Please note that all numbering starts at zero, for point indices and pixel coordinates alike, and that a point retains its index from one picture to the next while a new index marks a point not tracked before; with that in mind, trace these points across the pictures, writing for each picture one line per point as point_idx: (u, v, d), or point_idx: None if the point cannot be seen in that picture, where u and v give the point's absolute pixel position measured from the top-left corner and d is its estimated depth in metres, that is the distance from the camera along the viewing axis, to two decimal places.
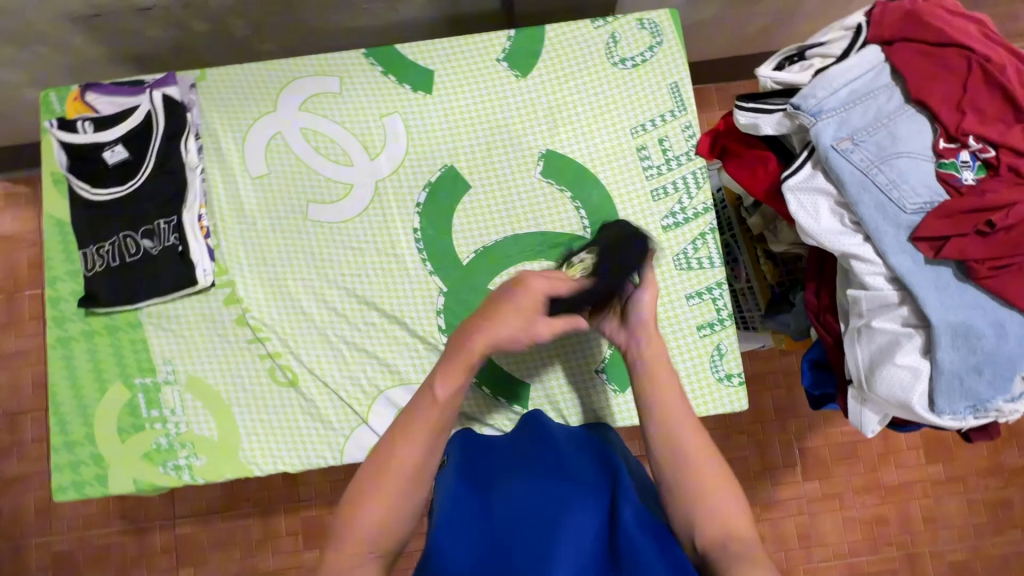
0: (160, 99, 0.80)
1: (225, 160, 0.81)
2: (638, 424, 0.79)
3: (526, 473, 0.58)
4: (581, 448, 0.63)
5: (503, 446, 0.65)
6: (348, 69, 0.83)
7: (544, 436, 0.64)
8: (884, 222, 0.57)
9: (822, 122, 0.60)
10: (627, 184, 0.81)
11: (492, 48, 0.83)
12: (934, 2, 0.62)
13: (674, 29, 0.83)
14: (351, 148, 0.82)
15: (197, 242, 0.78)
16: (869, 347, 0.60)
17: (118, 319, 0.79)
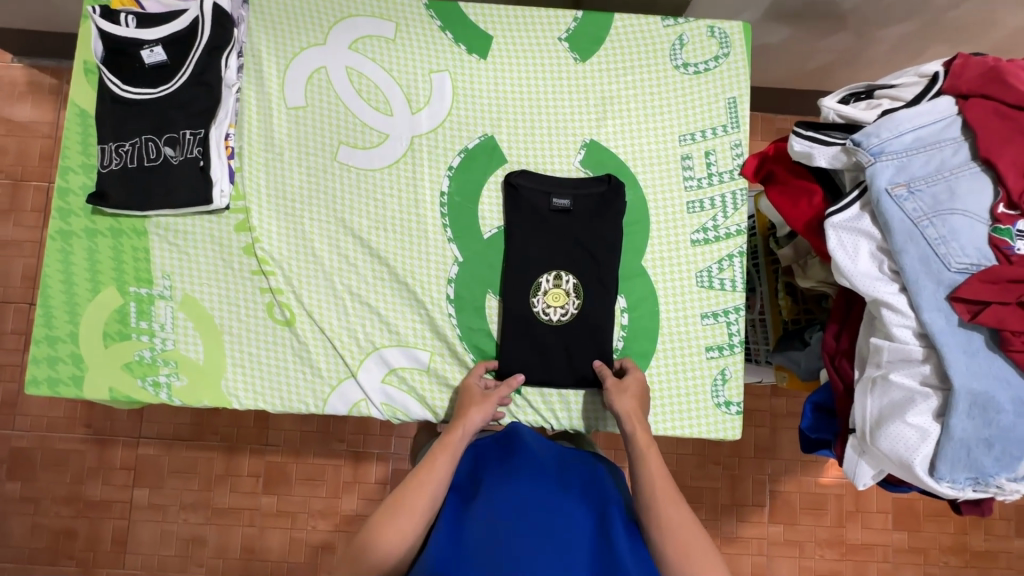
0: (209, 7, 0.75)
1: (264, 84, 0.79)
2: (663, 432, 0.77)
3: (519, 486, 0.65)
4: (564, 467, 0.68)
5: (493, 458, 0.70)
6: (405, 17, 0.80)
7: (529, 452, 0.69)
8: (925, 276, 0.56)
9: (880, 163, 0.58)
10: (664, 191, 0.79)
11: (555, 26, 0.81)
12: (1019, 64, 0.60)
13: (743, 43, 0.81)
14: (393, 97, 0.80)
15: (218, 160, 0.76)
16: (880, 400, 0.58)
17: (124, 224, 0.76)
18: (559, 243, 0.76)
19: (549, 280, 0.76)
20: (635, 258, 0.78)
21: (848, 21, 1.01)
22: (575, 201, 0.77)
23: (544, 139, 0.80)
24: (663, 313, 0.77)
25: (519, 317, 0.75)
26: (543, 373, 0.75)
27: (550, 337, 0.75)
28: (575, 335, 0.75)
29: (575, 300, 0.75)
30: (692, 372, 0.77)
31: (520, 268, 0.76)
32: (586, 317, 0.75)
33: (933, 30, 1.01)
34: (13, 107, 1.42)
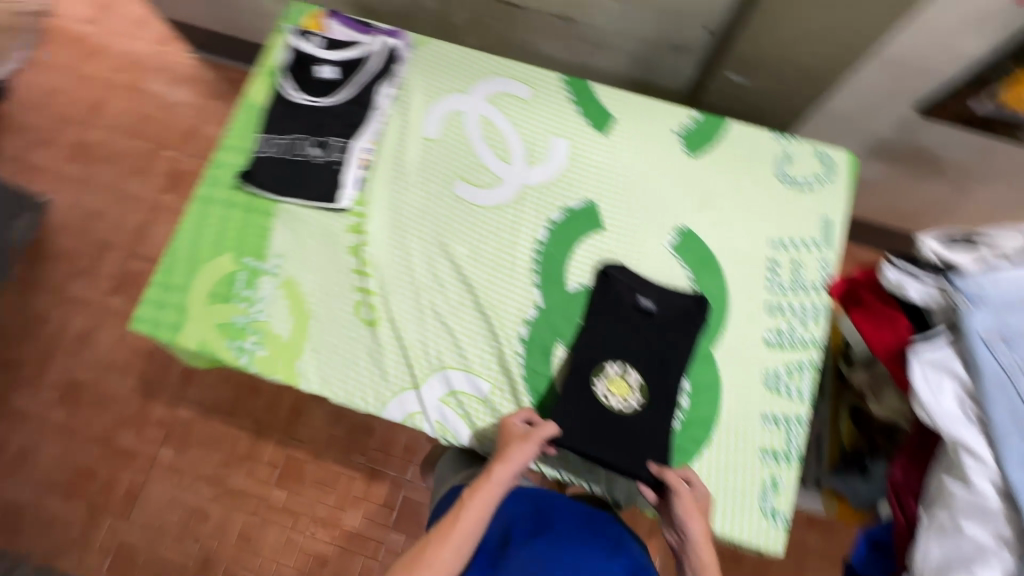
0: (384, 47, 0.89)
1: (407, 114, 0.89)
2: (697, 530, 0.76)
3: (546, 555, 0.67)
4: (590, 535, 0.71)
5: (521, 520, 0.72)
6: (542, 85, 0.90)
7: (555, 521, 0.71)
8: (1013, 430, 0.55)
9: (978, 310, 0.60)
10: (747, 288, 0.82)
11: (673, 120, 0.88)
12: None
13: (847, 171, 0.85)
14: (515, 149, 0.88)
15: (352, 167, 0.85)
16: (948, 548, 0.56)
17: (257, 202, 0.85)
18: (634, 337, 0.79)
19: (615, 369, 0.77)
20: (706, 346, 0.80)
21: (942, 174, 1.05)
22: (659, 304, 0.80)
23: (642, 215, 0.85)
24: (724, 404, 0.78)
25: (582, 378, 0.77)
26: (599, 451, 0.73)
27: (609, 423, 0.74)
28: (642, 429, 0.74)
29: (637, 398, 0.76)
30: (743, 470, 0.76)
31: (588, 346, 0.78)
32: (656, 404, 0.76)
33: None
34: (178, 91, 1.68)
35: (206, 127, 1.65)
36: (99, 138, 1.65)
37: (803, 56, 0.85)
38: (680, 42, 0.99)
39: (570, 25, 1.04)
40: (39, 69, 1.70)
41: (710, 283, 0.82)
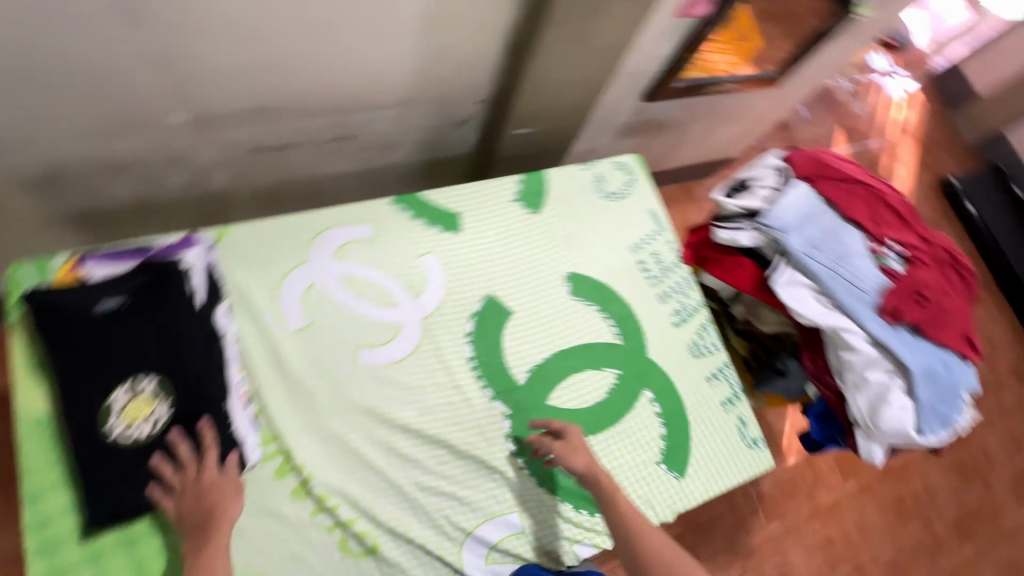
0: (202, 278, 0.73)
1: (259, 318, 0.76)
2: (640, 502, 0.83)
3: None
4: None
5: None
6: (378, 217, 0.87)
7: None
8: (856, 301, 0.79)
9: (791, 236, 0.83)
10: (640, 293, 0.95)
11: (506, 190, 0.95)
12: (834, 157, 0.92)
13: (642, 169, 1.04)
14: (393, 288, 0.83)
15: (239, 411, 0.70)
16: (868, 396, 0.79)
17: (138, 528, 0.64)
18: (118, 348, 0.65)
19: (122, 397, 0.64)
20: (642, 356, 0.91)
21: (671, 125, 1.43)
22: (123, 292, 0.67)
23: (533, 282, 0.91)
24: (682, 389, 0.91)
25: (84, 427, 0.62)
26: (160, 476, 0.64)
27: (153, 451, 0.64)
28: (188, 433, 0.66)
29: (165, 404, 0.65)
30: (721, 428, 0.90)
31: (64, 332, 0.63)
32: (185, 395, 0.67)
33: (723, 112, 1.46)
34: None
35: None
36: None
37: (569, 99, 0.99)
38: (459, 117, 1.04)
39: (351, 141, 1.00)
40: None
41: (616, 307, 0.93)
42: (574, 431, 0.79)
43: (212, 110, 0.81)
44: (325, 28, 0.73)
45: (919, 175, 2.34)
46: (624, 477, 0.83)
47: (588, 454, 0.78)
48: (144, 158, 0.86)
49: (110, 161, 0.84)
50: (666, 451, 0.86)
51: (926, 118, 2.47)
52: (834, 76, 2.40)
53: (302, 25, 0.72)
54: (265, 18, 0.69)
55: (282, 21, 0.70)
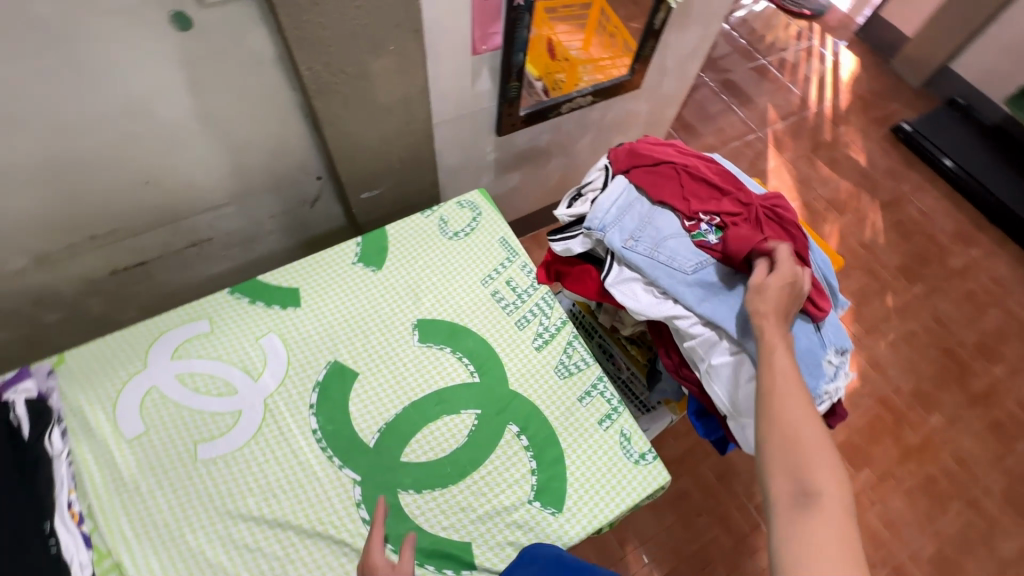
0: (23, 404, 0.76)
1: (95, 436, 0.78)
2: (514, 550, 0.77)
3: None
4: None
5: None
6: (216, 310, 0.89)
7: None
8: (679, 284, 0.74)
9: (608, 232, 0.79)
10: (497, 324, 0.93)
11: (347, 254, 0.97)
12: (650, 143, 0.89)
13: (488, 203, 1.04)
14: (232, 376, 0.84)
15: (66, 531, 0.71)
16: (721, 382, 0.72)
17: None
18: None
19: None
20: (503, 389, 0.87)
21: (553, 150, 1.43)
22: None
23: (380, 338, 0.90)
24: (550, 416, 0.86)
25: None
26: None
27: None
28: None
29: None
30: (601, 448, 0.84)
31: None
32: None
33: (602, 125, 1.46)
34: None
35: None
36: None
37: (397, 155, 1.02)
38: (309, 196, 1.08)
39: (209, 244, 1.05)
40: None
41: (469, 343, 0.91)
42: (800, 273, 0.69)
43: (45, 248, 0.87)
44: (113, 151, 0.79)
45: (868, 132, 2.24)
46: (491, 524, 0.78)
47: (785, 301, 0.67)
48: (8, 306, 0.93)
49: None
50: (537, 487, 0.81)
51: (860, 76, 2.39)
52: (751, 58, 2.38)
53: (88, 154, 0.78)
54: (47, 164, 0.76)
55: (62, 161, 0.77)
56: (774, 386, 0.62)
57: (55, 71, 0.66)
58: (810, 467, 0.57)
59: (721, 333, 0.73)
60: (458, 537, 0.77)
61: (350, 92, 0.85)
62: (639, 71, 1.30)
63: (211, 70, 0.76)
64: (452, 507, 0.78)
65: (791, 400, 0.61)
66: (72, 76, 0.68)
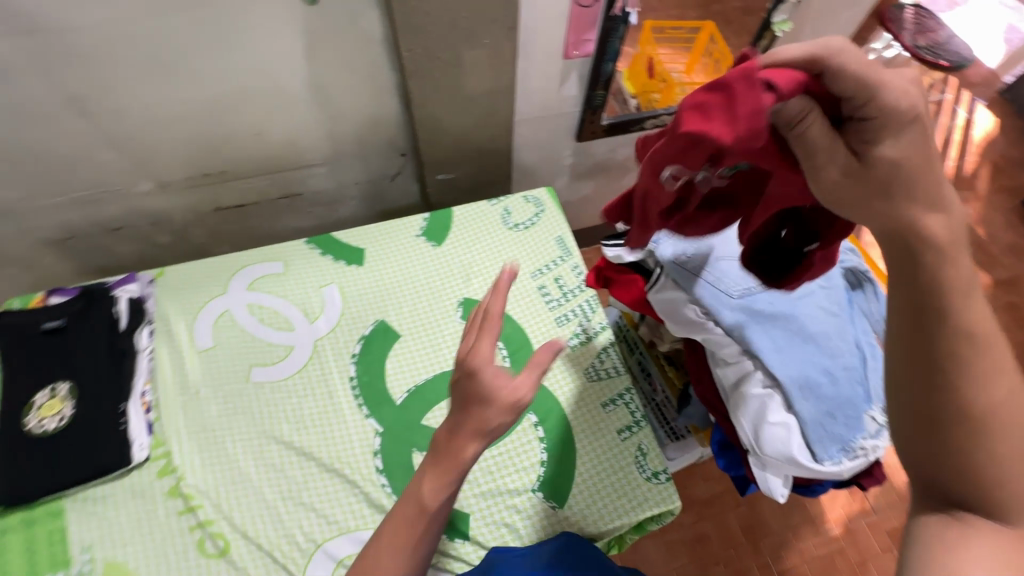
0: (126, 302, 0.90)
1: (174, 341, 0.90)
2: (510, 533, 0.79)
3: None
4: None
5: None
6: (292, 255, 0.99)
7: None
8: (723, 307, 0.72)
9: (661, 244, 0.79)
10: (537, 316, 0.95)
11: (413, 226, 1.03)
12: None
13: (553, 201, 1.07)
14: (292, 315, 0.94)
15: (136, 416, 0.83)
16: (748, 414, 0.70)
17: (38, 511, 0.77)
18: (50, 360, 0.83)
19: (44, 395, 0.81)
20: None
21: (631, 166, 1.44)
22: (63, 316, 0.86)
23: (426, 308, 0.96)
24: (570, 415, 0.87)
25: (10, 418, 0.79)
26: (55, 466, 0.77)
27: (50, 441, 0.78)
28: (82, 429, 0.79)
29: (70, 403, 0.80)
30: (615, 458, 0.84)
31: (15, 348, 0.83)
32: (86, 399, 0.81)
33: None
34: None
35: None
36: None
37: (476, 144, 1.08)
38: (391, 170, 1.16)
39: (299, 199, 1.17)
40: None
41: (506, 329, 0.94)
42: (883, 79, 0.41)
43: (168, 177, 1.02)
44: (234, 101, 0.91)
45: (992, 200, 2.01)
46: (493, 502, 0.80)
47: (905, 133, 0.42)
48: (131, 222, 1.09)
49: (105, 225, 1.08)
50: (544, 479, 0.82)
51: (997, 138, 2.15)
52: None
53: (215, 101, 0.90)
54: (184, 103, 0.89)
55: (194, 103, 0.90)
56: (974, 338, 0.42)
57: (202, 24, 0.78)
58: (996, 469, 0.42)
59: (758, 364, 0.71)
60: (460, 507, 0.80)
61: (441, 77, 0.91)
62: None
63: (325, 42, 0.86)
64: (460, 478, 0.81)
65: (990, 363, 0.42)
66: (214, 31, 0.79)
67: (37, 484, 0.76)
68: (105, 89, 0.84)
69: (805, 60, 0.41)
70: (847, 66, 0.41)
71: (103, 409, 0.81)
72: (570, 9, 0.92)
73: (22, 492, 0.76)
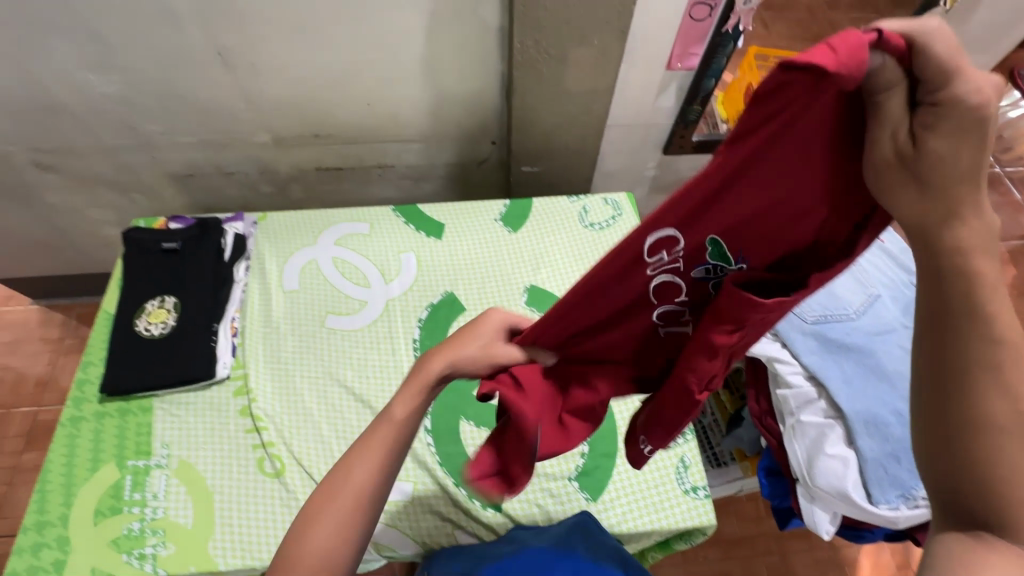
0: (232, 237, 1.00)
1: (265, 277, 0.99)
2: (539, 516, 0.80)
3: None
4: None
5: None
6: (378, 219, 1.06)
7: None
8: (792, 329, 0.72)
9: None
10: None
11: (493, 210, 1.08)
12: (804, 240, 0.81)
13: (631, 208, 1.09)
14: (370, 273, 1.00)
15: (225, 337, 0.92)
16: (804, 442, 0.68)
17: (132, 404, 0.87)
18: (163, 276, 0.94)
19: (154, 304, 0.92)
20: None
21: None
22: (179, 240, 0.97)
23: (493, 288, 1.00)
24: (617, 414, 0.87)
25: (126, 319, 0.90)
26: (153, 367, 0.87)
27: (153, 345, 0.88)
28: (180, 339, 0.89)
29: (174, 314, 0.91)
30: (655, 465, 0.83)
31: (137, 260, 0.95)
32: (187, 314, 0.91)
33: None
34: None
35: (64, 368, 1.50)
36: None
37: (566, 141, 1.11)
38: (479, 156, 1.22)
39: (390, 171, 1.24)
40: None
41: None
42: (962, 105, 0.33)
43: (283, 133, 1.12)
44: (354, 70, 0.99)
45: None
46: (529, 481, 0.82)
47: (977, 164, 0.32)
48: (243, 169, 1.20)
49: (221, 169, 1.20)
50: (581, 470, 0.83)
51: None
52: None
53: (338, 68, 0.99)
54: (311, 67, 0.98)
55: (319, 69, 0.99)
56: None
57: None
58: (1006, 479, 0.35)
59: (821, 392, 0.70)
60: None
61: (545, 71, 0.95)
62: None
63: (446, 24, 0.92)
64: None
65: (1002, 352, 0.35)
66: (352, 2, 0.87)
67: (135, 380, 0.86)
68: (250, 46, 0.94)
69: (900, 31, 0.30)
70: (933, 45, 0.31)
71: (199, 324, 0.91)
72: (682, 20, 0.94)
73: (121, 384, 0.86)
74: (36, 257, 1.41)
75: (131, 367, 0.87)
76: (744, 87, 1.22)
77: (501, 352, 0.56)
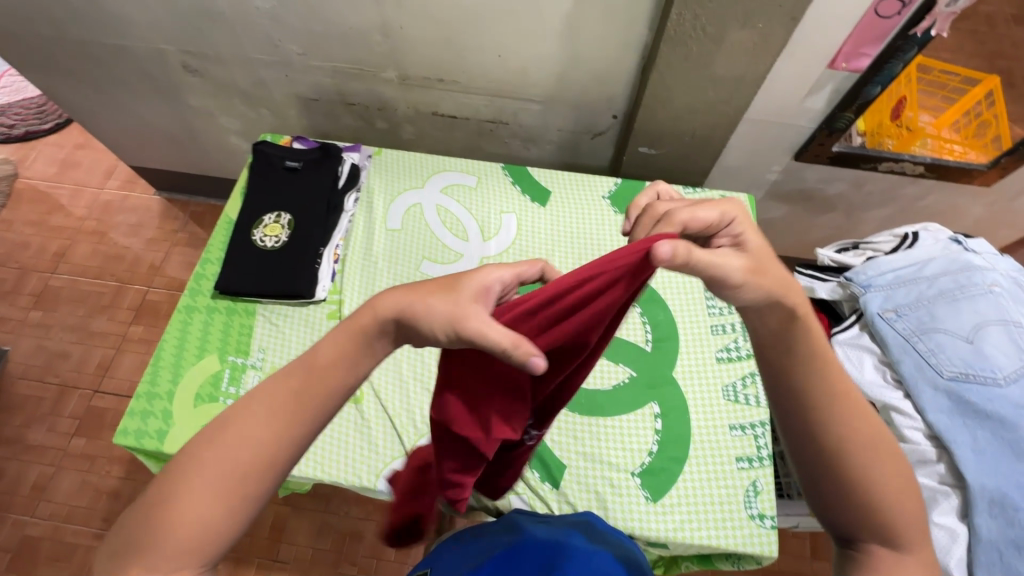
0: (349, 165, 1.03)
1: (372, 211, 1.01)
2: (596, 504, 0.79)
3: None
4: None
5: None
6: (486, 174, 1.06)
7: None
8: (922, 381, 0.74)
9: (870, 294, 0.80)
10: (691, 319, 0.92)
11: (602, 187, 1.04)
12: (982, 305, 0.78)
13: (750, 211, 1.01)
14: (470, 228, 1.01)
15: (327, 262, 0.96)
16: None
17: (239, 306, 0.94)
18: (283, 193, 0.99)
19: (271, 218, 0.97)
20: (666, 371, 0.88)
21: (838, 204, 1.30)
22: (301, 161, 1.01)
23: None
24: (694, 421, 0.84)
25: (246, 226, 0.96)
26: (262, 276, 0.93)
27: (265, 256, 0.94)
28: (290, 255, 0.94)
29: (287, 231, 0.96)
30: (723, 482, 0.80)
31: (262, 173, 1.00)
32: (299, 233, 0.96)
33: (913, 205, 1.28)
34: (125, 216, 1.70)
35: (174, 257, 1.65)
36: (61, 284, 1.61)
37: (694, 127, 1.04)
38: (596, 128, 1.18)
39: (504, 128, 1.23)
40: (3, 227, 1.68)
41: (659, 316, 0.92)
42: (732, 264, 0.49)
43: (409, 72, 1.13)
44: (494, 18, 0.97)
45: None
46: (596, 467, 0.82)
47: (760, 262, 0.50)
48: (364, 101, 1.23)
49: (345, 98, 1.23)
50: (647, 468, 0.81)
51: None
52: None
53: (478, 14, 0.97)
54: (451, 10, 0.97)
55: (459, 12, 0.97)
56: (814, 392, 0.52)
57: None
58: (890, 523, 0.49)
59: (942, 455, 0.71)
60: (561, 455, 0.83)
61: (695, 50, 0.88)
62: (978, 177, 1.15)
63: None
64: (572, 432, 0.84)
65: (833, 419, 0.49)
66: None
67: (245, 285, 0.92)
68: None
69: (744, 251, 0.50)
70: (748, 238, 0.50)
71: (308, 244, 0.95)
72: (864, 15, 0.84)
73: (233, 285, 0.92)
74: (168, 152, 1.53)
75: (244, 272, 0.93)
76: (892, 107, 1.16)
77: (468, 325, 0.46)
